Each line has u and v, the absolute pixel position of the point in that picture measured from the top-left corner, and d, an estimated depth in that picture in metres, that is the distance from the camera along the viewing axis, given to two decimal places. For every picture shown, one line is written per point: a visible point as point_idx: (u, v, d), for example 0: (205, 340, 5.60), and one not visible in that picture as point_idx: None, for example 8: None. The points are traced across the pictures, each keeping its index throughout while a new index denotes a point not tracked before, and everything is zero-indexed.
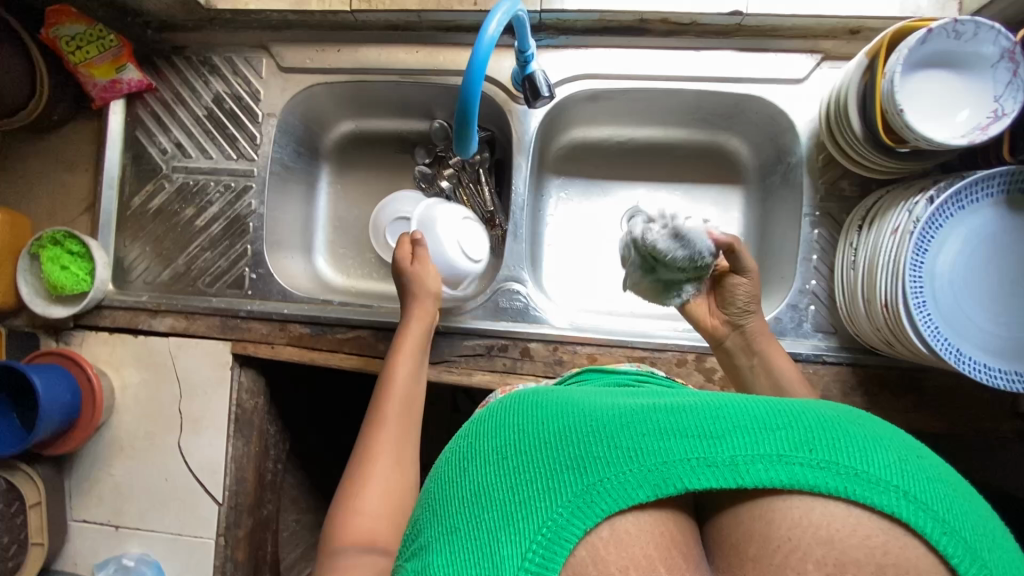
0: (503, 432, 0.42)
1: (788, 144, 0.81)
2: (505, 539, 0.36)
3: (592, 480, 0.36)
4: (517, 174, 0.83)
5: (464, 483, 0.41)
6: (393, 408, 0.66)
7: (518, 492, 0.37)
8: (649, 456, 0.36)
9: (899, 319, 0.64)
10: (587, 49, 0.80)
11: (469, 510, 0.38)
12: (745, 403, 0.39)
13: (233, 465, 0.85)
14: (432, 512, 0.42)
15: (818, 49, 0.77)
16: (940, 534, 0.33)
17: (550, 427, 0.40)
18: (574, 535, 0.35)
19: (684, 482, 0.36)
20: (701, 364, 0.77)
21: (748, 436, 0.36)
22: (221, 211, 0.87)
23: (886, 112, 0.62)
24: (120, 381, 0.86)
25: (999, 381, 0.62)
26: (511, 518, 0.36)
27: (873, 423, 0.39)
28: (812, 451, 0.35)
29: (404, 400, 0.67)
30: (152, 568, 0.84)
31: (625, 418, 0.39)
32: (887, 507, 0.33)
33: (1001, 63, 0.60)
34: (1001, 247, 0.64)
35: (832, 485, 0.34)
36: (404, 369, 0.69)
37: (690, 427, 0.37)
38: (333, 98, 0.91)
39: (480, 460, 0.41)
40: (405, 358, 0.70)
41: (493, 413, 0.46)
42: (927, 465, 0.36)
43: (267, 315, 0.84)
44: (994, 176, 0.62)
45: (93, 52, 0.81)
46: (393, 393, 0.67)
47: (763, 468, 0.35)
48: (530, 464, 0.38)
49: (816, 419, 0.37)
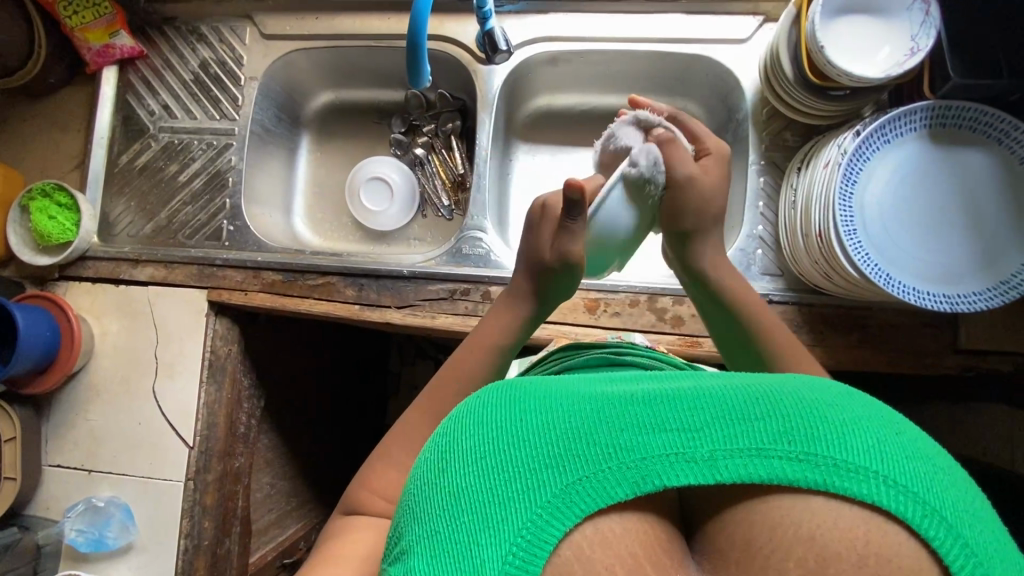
0: (477, 426, 0.38)
1: (736, 102, 0.86)
2: (486, 541, 0.33)
3: (572, 479, 0.34)
4: (481, 129, 0.88)
5: (437, 485, 0.36)
6: (473, 357, 0.63)
7: (494, 493, 0.34)
8: (628, 451, 0.35)
9: (831, 246, 0.66)
10: (545, 13, 0.87)
11: (446, 514, 0.35)
12: (722, 388, 0.37)
13: (205, 410, 0.87)
14: (408, 510, 0.38)
15: (760, 11, 0.83)
16: (922, 518, 0.32)
17: (523, 420, 0.37)
18: (554, 535, 0.33)
19: (664, 478, 0.34)
20: (653, 304, 0.80)
21: (727, 429, 0.34)
22: (203, 167, 0.93)
23: (810, 51, 0.68)
24: (100, 329, 0.89)
25: (927, 302, 0.65)
26: (487, 520, 0.34)
27: (850, 399, 0.37)
28: (792, 443, 0.34)
29: (485, 351, 0.63)
30: (122, 511, 0.85)
31: (606, 409, 0.36)
32: (867, 497, 0.32)
33: (915, 5, 0.67)
34: (923, 180, 0.68)
35: (813, 478, 0.33)
36: (497, 324, 0.65)
37: (670, 420, 0.35)
38: (312, 65, 0.98)
39: (453, 458, 0.37)
40: (478, 356, 0.63)
41: (469, 405, 0.40)
42: (907, 442, 0.34)
43: (241, 263, 0.88)
44: (916, 111, 0.67)
45: (89, 18, 0.89)
46: (478, 342, 0.64)
47: (741, 462, 0.34)
48: (507, 464, 0.35)
49: (796, 404, 0.35)
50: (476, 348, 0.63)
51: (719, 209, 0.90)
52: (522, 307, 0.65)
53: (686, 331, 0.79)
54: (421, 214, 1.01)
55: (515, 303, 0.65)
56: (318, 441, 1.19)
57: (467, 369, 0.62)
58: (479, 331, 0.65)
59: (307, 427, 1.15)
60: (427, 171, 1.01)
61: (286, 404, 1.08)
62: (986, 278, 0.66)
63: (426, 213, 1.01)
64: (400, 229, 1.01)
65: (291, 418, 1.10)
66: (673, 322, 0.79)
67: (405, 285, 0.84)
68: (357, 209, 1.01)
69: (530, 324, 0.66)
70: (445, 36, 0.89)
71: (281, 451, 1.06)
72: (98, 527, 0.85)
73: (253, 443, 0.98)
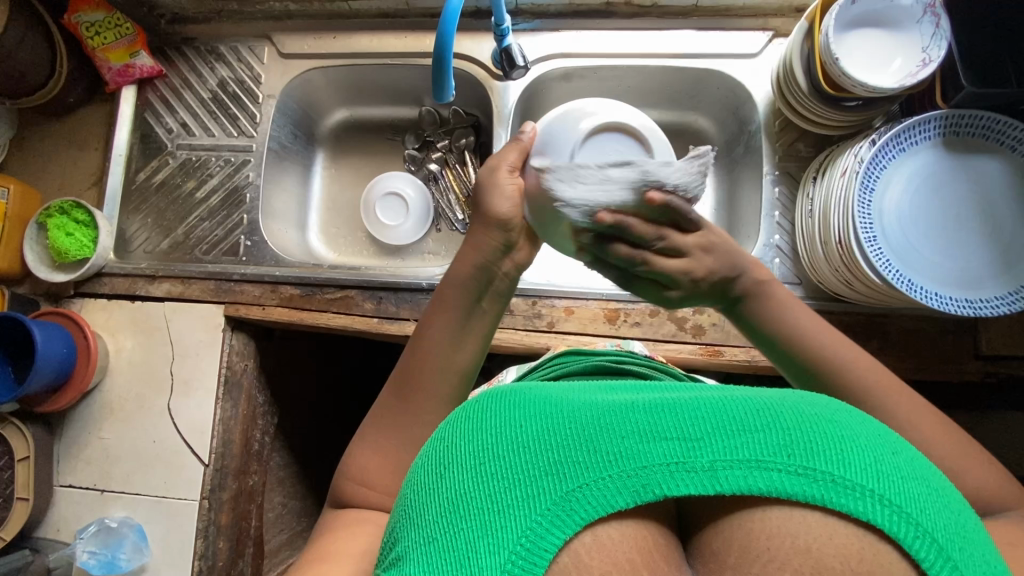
0: (476, 430, 0.37)
1: (747, 114, 0.87)
2: (484, 550, 0.32)
3: (572, 487, 0.34)
4: (497, 143, 0.89)
5: (436, 489, 0.36)
6: (436, 315, 0.59)
7: (493, 500, 0.34)
8: (628, 459, 0.34)
9: (852, 253, 0.67)
10: (559, 31, 0.89)
11: (444, 519, 0.34)
12: (722, 399, 0.36)
13: (221, 427, 0.86)
14: (403, 515, 0.37)
15: (768, 26, 0.86)
16: (914, 540, 0.32)
17: (522, 426, 0.36)
18: (553, 544, 0.33)
19: (664, 488, 0.33)
20: (672, 314, 0.80)
21: (727, 439, 0.34)
22: (220, 183, 0.95)
23: (824, 62, 0.69)
24: (116, 345, 0.88)
25: (949, 307, 0.66)
26: (486, 526, 0.33)
27: (855, 419, 0.37)
28: (792, 456, 0.33)
29: (444, 304, 0.59)
30: (135, 531, 0.83)
31: (608, 417, 0.36)
32: (863, 514, 0.32)
33: (925, 18, 0.70)
34: (940, 187, 0.70)
35: (811, 493, 0.32)
36: (451, 278, 0.60)
37: (671, 428, 0.35)
38: (329, 84, 0.99)
39: (452, 463, 0.36)
40: (443, 310, 0.59)
41: (469, 409, 0.40)
42: (903, 462, 0.34)
43: (259, 278, 0.88)
44: (930, 120, 0.69)
45: (110, 38, 0.92)
46: (436, 300, 0.60)
47: (742, 474, 0.33)
48: (507, 470, 0.34)
49: (796, 418, 0.35)
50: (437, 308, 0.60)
51: (733, 219, 0.91)
52: (478, 246, 0.59)
53: (706, 340, 0.79)
54: (435, 228, 1.02)
55: (474, 237, 0.60)
56: (330, 460, 1.17)
57: (434, 329, 0.59)
58: (445, 282, 0.60)
59: (321, 444, 1.14)
60: (441, 186, 1.02)
61: (297, 422, 1.06)
62: (1005, 283, 0.67)
63: (440, 227, 1.02)
64: (415, 242, 1.01)
65: (303, 436, 1.08)
66: (694, 332, 0.79)
67: (422, 297, 0.84)
68: (372, 224, 1.00)
69: (483, 268, 0.59)
70: (463, 53, 0.91)
71: (294, 469, 1.04)
72: (111, 548, 0.83)
73: (266, 462, 0.96)
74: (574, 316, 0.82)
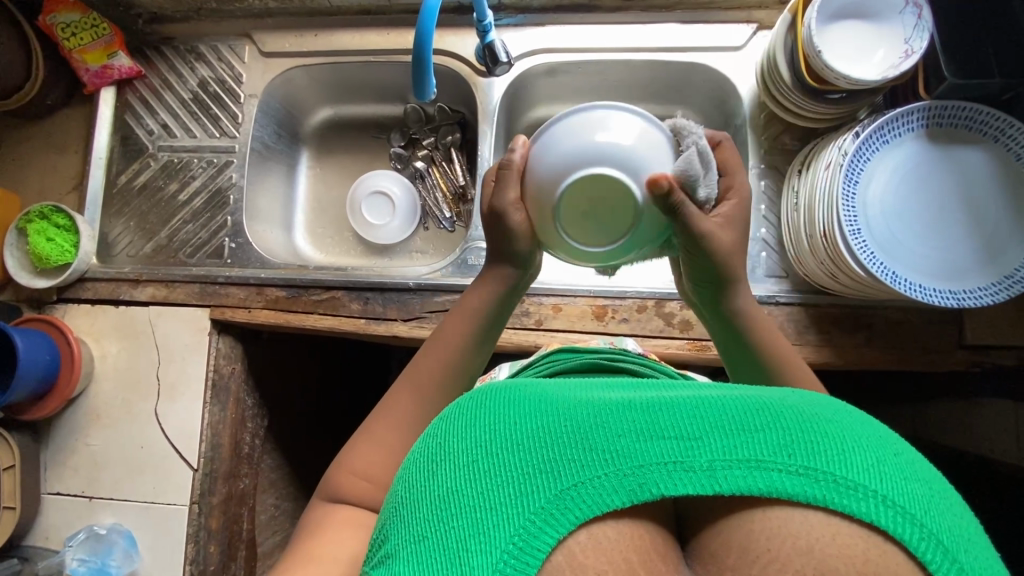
0: (469, 428, 0.37)
1: (733, 107, 0.87)
2: (475, 549, 0.32)
3: (566, 485, 0.33)
4: (483, 140, 0.88)
5: (428, 486, 0.36)
6: (453, 324, 0.62)
7: (486, 498, 0.33)
8: (625, 458, 0.34)
9: (837, 246, 0.66)
10: (543, 25, 0.88)
11: (435, 518, 0.34)
12: (721, 399, 0.36)
13: (210, 431, 0.85)
14: (394, 513, 0.37)
15: (753, 19, 0.85)
16: (919, 541, 0.31)
17: (517, 424, 0.36)
18: (547, 544, 0.32)
19: (660, 487, 0.33)
20: (660, 309, 0.80)
21: (727, 439, 0.33)
22: (203, 185, 0.94)
23: (807, 55, 0.69)
24: (100, 350, 0.87)
25: (934, 298, 0.66)
26: (477, 525, 0.33)
27: (854, 418, 0.36)
28: (792, 456, 0.32)
29: (463, 314, 0.62)
30: (124, 538, 0.82)
31: (605, 418, 0.35)
32: (866, 515, 0.31)
33: (907, 9, 0.70)
34: (924, 178, 0.70)
35: (812, 493, 0.32)
36: (470, 298, 0.63)
37: (668, 427, 0.34)
38: (312, 82, 0.98)
39: (445, 460, 0.36)
40: (461, 319, 0.62)
41: (464, 408, 0.39)
42: (904, 463, 0.34)
43: (244, 281, 0.87)
44: (914, 112, 0.68)
45: (87, 39, 0.90)
46: (456, 311, 0.62)
47: (740, 474, 0.33)
48: (500, 468, 0.34)
49: (796, 417, 0.34)
50: (455, 319, 0.62)
51: None
52: (507, 275, 0.62)
53: (694, 335, 0.79)
54: (423, 227, 1.01)
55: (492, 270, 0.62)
56: (322, 459, 1.16)
57: (450, 336, 0.61)
58: (461, 304, 0.63)
59: (314, 447, 1.12)
60: (428, 184, 1.01)
61: (287, 423, 1.05)
62: (989, 275, 0.67)
63: (428, 226, 1.01)
64: (402, 242, 1.00)
65: (295, 437, 1.07)
66: (682, 327, 0.79)
67: (411, 297, 0.84)
68: (358, 222, 1.00)
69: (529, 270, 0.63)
70: (445, 50, 0.90)
71: (285, 471, 1.03)
72: (101, 555, 0.82)
73: (257, 464, 0.96)
74: (562, 313, 0.81)
